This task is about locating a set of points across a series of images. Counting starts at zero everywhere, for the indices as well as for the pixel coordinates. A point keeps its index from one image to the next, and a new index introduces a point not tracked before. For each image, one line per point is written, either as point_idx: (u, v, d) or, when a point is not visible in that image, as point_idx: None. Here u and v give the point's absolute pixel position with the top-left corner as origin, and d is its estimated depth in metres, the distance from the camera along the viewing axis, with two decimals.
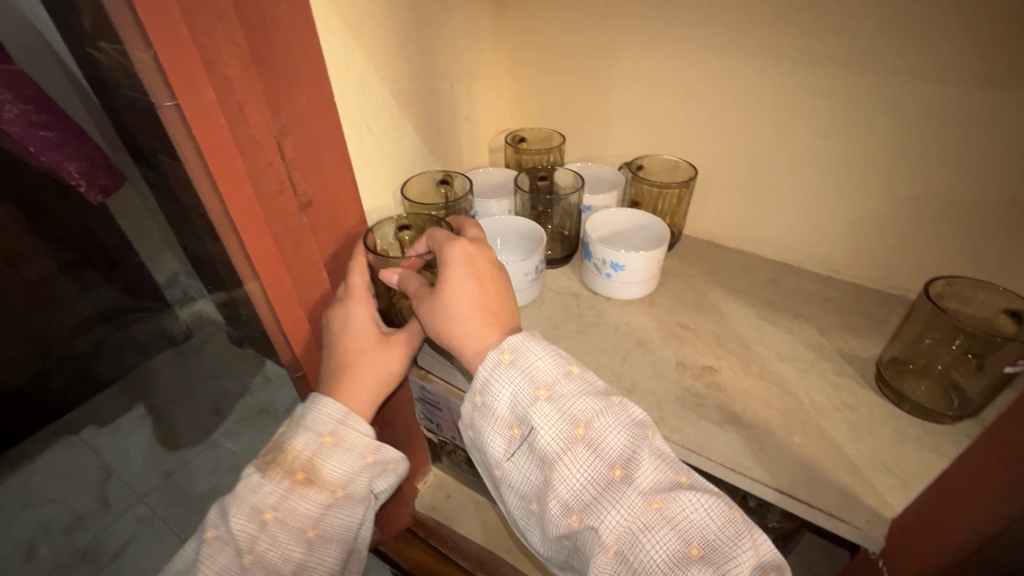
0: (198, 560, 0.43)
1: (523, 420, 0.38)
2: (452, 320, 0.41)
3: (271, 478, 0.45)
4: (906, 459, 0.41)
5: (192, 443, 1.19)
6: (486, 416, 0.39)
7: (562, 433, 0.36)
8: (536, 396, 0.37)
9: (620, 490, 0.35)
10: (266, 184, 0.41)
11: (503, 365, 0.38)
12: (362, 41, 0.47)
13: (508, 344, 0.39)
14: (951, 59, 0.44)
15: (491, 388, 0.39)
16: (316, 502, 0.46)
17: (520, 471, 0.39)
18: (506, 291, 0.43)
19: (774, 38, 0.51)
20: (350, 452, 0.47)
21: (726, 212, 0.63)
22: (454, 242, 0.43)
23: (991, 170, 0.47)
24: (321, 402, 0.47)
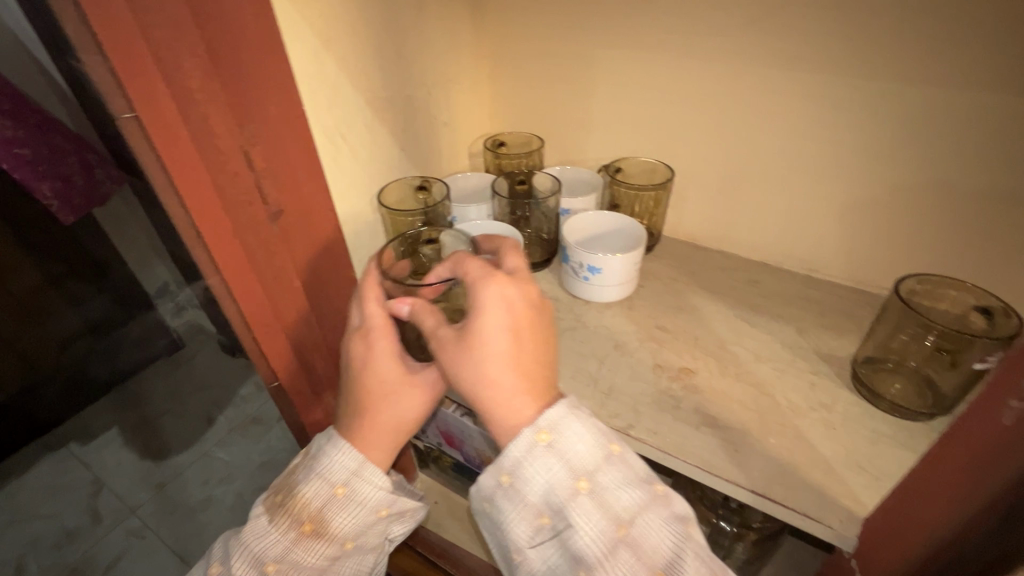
0: None
1: (557, 512, 0.35)
2: (482, 384, 0.36)
3: (278, 526, 0.43)
4: (881, 458, 0.41)
5: (183, 454, 1.18)
6: (514, 500, 0.36)
7: (605, 532, 0.34)
8: (577, 488, 0.35)
9: None
10: (234, 194, 0.41)
11: (540, 448, 0.35)
12: (334, 50, 0.47)
13: (546, 424, 0.36)
14: (918, 58, 0.45)
15: (526, 472, 0.36)
16: (321, 555, 0.43)
17: (548, 564, 0.36)
18: (545, 342, 0.38)
19: (746, 39, 0.51)
20: (363, 505, 0.45)
21: (705, 212, 0.64)
22: (486, 286, 0.37)
23: (960, 167, 0.47)
24: (336, 447, 0.44)
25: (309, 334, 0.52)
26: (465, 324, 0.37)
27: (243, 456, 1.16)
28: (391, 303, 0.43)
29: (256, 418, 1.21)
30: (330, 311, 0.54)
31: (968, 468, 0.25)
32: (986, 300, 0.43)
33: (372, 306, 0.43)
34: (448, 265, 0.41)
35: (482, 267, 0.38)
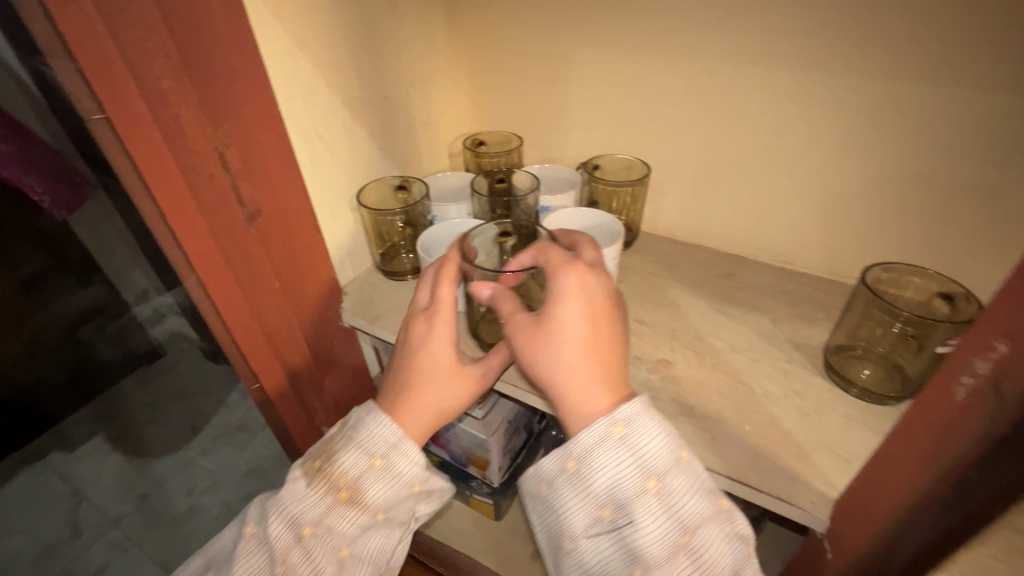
0: (234, 558, 0.42)
1: (621, 506, 0.36)
2: (558, 364, 0.39)
3: (317, 489, 0.43)
4: (851, 442, 0.42)
5: (166, 463, 1.16)
6: (579, 487, 0.37)
7: (667, 534, 0.35)
8: (646, 486, 0.36)
9: None
10: (210, 195, 0.41)
11: (615, 440, 0.36)
12: (309, 51, 0.47)
13: (624, 417, 0.37)
14: (879, 54, 0.46)
15: (598, 462, 0.37)
16: (354, 524, 0.43)
17: (598, 555, 0.37)
18: (617, 333, 0.41)
19: (715, 37, 0.52)
20: (398, 480, 0.44)
21: (682, 207, 0.65)
22: (572, 273, 0.40)
23: (923, 159, 0.49)
24: (375, 419, 0.45)
25: (289, 335, 0.52)
26: (545, 307, 0.40)
27: (227, 464, 1.14)
28: (471, 286, 0.45)
29: (242, 427, 1.20)
30: (311, 312, 0.54)
31: (934, 441, 0.25)
32: (950, 287, 0.44)
33: (444, 290, 0.46)
34: (531, 254, 0.44)
35: (563, 257, 0.42)
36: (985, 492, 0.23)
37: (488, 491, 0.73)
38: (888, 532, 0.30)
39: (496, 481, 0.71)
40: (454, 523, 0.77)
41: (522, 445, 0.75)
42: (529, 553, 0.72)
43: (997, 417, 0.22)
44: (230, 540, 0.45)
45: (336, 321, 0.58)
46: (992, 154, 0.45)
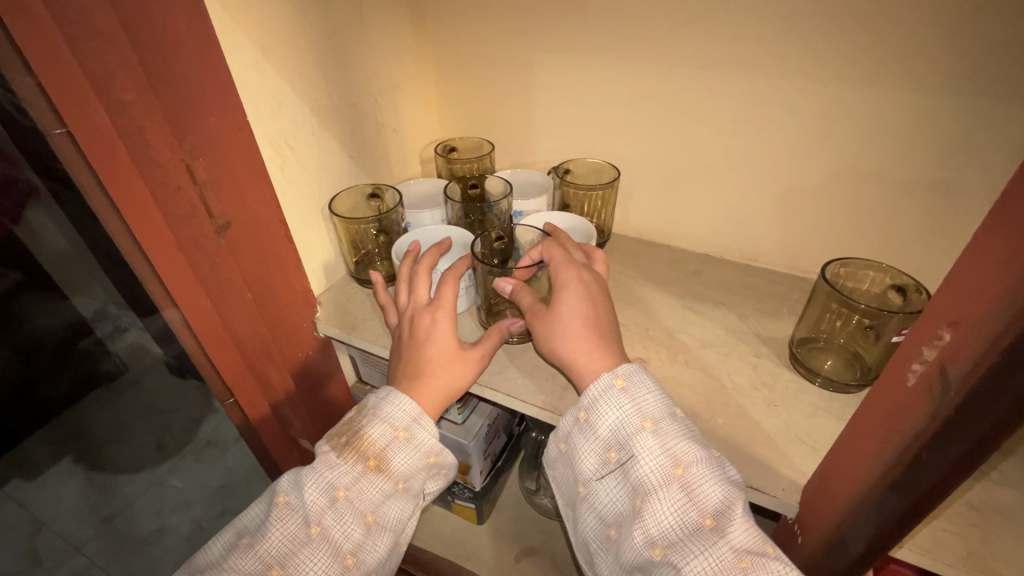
0: (268, 523, 0.41)
1: (623, 446, 0.40)
2: (570, 343, 0.44)
3: (346, 460, 0.43)
4: (816, 429, 0.44)
5: (132, 484, 1.13)
6: (587, 434, 0.41)
7: (662, 468, 0.38)
8: (642, 426, 0.39)
9: (710, 539, 0.35)
10: (176, 207, 0.40)
11: (615, 390, 0.41)
12: (275, 59, 0.47)
13: (622, 371, 0.41)
14: (832, 60, 0.48)
15: (601, 408, 0.41)
16: (380, 491, 0.44)
17: (609, 494, 0.40)
18: (611, 315, 0.47)
19: (677, 46, 0.54)
20: (418, 451, 0.46)
21: (650, 209, 0.66)
22: (571, 268, 0.47)
23: (875, 159, 0.51)
24: (397, 395, 0.46)
25: (263, 346, 0.51)
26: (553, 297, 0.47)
27: (198, 480, 1.10)
28: (493, 283, 0.49)
29: (212, 441, 1.15)
30: (286, 323, 0.53)
31: (886, 412, 0.27)
32: (904, 279, 0.47)
33: (446, 288, 0.49)
34: (537, 247, 0.50)
35: (563, 253, 0.49)
36: (933, 472, 0.24)
37: (470, 496, 0.73)
38: (844, 517, 0.32)
39: (478, 485, 0.71)
40: (436, 528, 0.77)
41: (502, 448, 0.75)
42: (512, 555, 0.73)
43: (943, 400, 0.23)
44: (257, 513, 0.44)
45: (310, 330, 0.57)
46: (935, 153, 0.48)
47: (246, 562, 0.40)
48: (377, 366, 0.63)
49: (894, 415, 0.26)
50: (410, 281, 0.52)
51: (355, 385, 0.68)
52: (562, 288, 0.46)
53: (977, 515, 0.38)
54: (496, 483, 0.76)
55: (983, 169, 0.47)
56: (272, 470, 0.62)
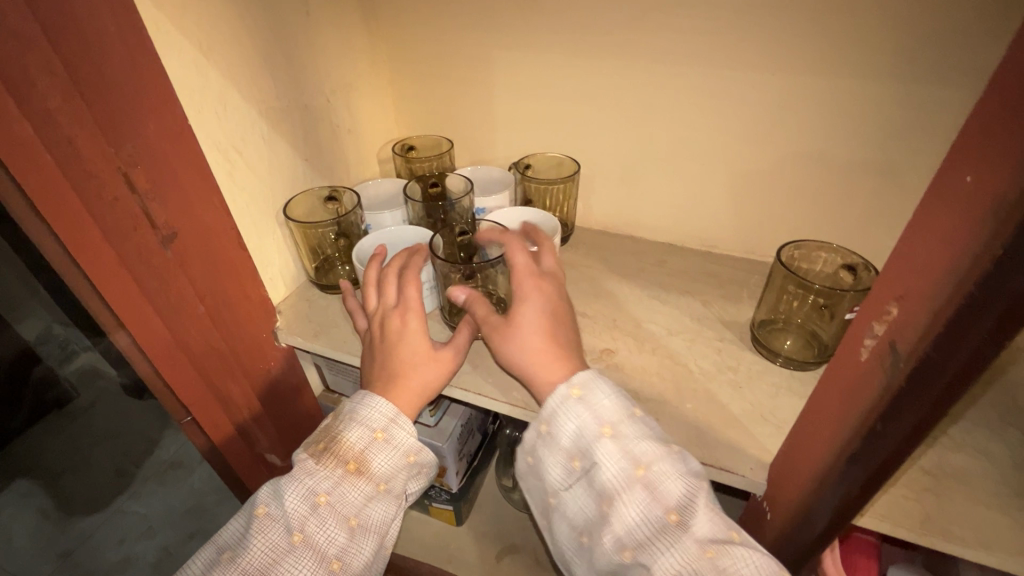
0: (248, 537, 0.40)
1: (585, 454, 0.40)
2: (525, 353, 0.44)
3: (325, 465, 0.42)
4: (780, 408, 0.46)
5: (90, 514, 1.05)
6: (550, 446, 0.41)
7: (624, 471, 0.38)
8: (601, 433, 0.39)
9: (676, 534, 0.36)
10: (114, 219, 0.38)
11: (572, 400, 0.40)
12: (217, 61, 0.45)
13: (578, 379, 0.41)
14: (778, 50, 0.50)
15: (560, 418, 0.41)
16: (361, 494, 0.42)
17: (578, 502, 0.40)
18: (570, 326, 0.47)
19: (630, 40, 0.55)
20: (398, 451, 0.45)
21: (612, 201, 0.67)
22: (532, 278, 0.47)
23: (822, 144, 0.53)
24: (371, 398, 0.45)
25: (221, 361, 0.49)
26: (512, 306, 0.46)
27: (163, 505, 1.05)
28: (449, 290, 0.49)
29: (176, 463, 1.12)
30: (246, 335, 0.51)
31: (842, 389, 0.28)
32: (852, 259, 0.49)
33: (410, 289, 0.49)
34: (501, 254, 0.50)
35: (526, 263, 0.48)
36: (888, 441, 0.25)
37: (447, 498, 0.72)
38: (810, 492, 0.32)
39: (455, 487, 0.70)
40: (415, 533, 0.76)
41: (478, 447, 0.75)
42: (493, 553, 0.73)
43: (894, 371, 0.24)
44: (237, 527, 0.42)
45: (271, 341, 0.55)
46: (876, 137, 0.51)
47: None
48: (346, 374, 0.61)
49: (849, 392, 0.27)
50: (376, 287, 0.51)
51: (322, 393, 0.65)
52: (520, 296, 0.46)
53: (931, 480, 0.40)
54: (473, 483, 0.76)
55: (921, 149, 0.50)
56: (238, 489, 0.60)
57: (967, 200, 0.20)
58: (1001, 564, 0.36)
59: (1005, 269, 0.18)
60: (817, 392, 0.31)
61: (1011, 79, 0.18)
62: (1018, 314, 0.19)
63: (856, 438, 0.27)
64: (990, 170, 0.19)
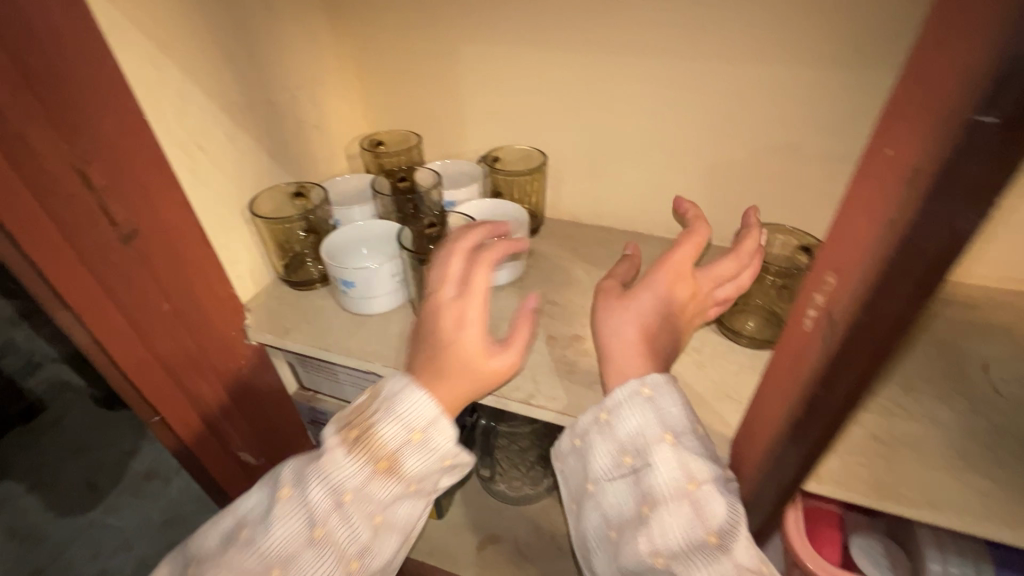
0: (270, 519, 0.40)
1: (640, 453, 0.38)
2: (616, 337, 0.43)
3: (355, 460, 0.41)
4: (742, 385, 0.48)
5: (61, 531, 1.02)
6: (606, 435, 0.40)
7: (676, 481, 0.37)
8: (663, 438, 0.38)
9: (713, 555, 0.35)
10: (72, 215, 0.38)
11: (641, 397, 0.39)
12: (175, 56, 0.44)
13: (650, 379, 0.40)
14: (733, 40, 0.52)
15: (625, 410, 0.40)
16: (387, 494, 0.41)
17: (617, 496, 0.39)
18: (668, 334, 0.45)
19: (591, 31, 0.56)
20: (434, 453, 0.42)
21: (581, 192, 0.68)
22: (681, 280, 0.45)
23: (778, 132, 0.55)
24: (413, 391, 0.42)
25: (189, 359, 0.49)
26: (635, 292, 0.44)
27: (139, 517, 1.03)
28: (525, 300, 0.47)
29: (152, 474, 1.09)
30: (214, 333, 0.51)
31: (787, 359, 0.29)
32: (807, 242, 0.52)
33: (478, 274, 0.44)
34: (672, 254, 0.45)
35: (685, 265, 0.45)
36: (832, 403, 0.27)
37: None
38: (765, 460, 0.34)
39: None
40: None
41: (469, 439, 0.77)
42: (475, 544, 0.74)
43: (829, 338, 0.25)
44: (258, 502, 0.43)
45: (241, 339, 0.55)
46: (827, 124, 0.53)
47: (246, 557, 0.40)
48: (325, 372, 0.60)
49: (793, 362, 0.29)
50: (447, 250, 0.45)
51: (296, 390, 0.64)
52: (638, 287, 0.45)
53: (884, 447, 0.42)
54: None
55: (870, 135, 0.52)
56: (213, 490, 0.60)
57: (889, 171, 0.21)
58: (947, 522, 0.38)
59: (919, 233, 0.20)
60: (768, 366, 0.33)
61: (921, 59, 0.20)
62: (933, 275, 0.21)
63: (801, 405, 0.28)
64: (905, 143, 0.20)
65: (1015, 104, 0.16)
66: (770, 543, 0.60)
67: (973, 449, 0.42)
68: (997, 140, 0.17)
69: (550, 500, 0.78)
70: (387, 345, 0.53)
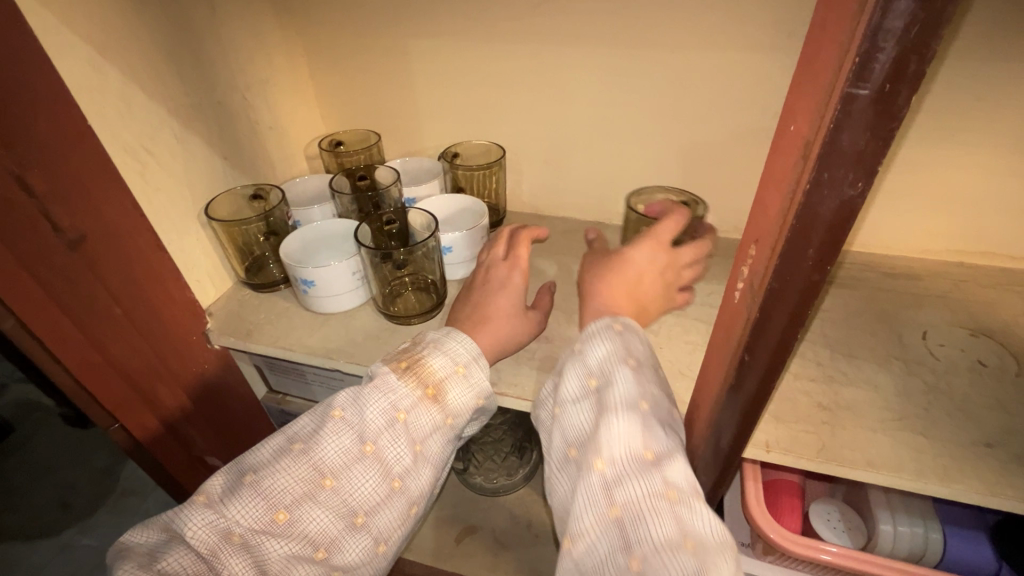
0: (321, 433, 0.40)
1: (605, 376, 0.40)
2: (604, 288, 0.48)
3: (406, 383, 0.42)
4: (696, 363, 0.50)
5: (34, 553, 0.99)
6: (577, 361, 0.42)
7: (631, 399, 0.38)
8: (625, 363, 0.40)
9: (650, 471, 0.36)
10: (12, 222, 0.38)
11: (613, 330, 0.42)
12: (117, 59, 0.44)
13: (621, 320, 0.43)
14: (674, 30, 0.53)
15: (595, 339, 0.42)
16: (431, 421, 0.42)
17: (578, 419, 0.40)
18: (652, 288, 0.50)
19: (537, 25, 0.57)
20: (471, 389, 0.44)
21: (540, 184, 0.69)
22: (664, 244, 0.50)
23: (723, 118, 0.57)
24: (458, 334, 0.45)
25: (146, 363, 0.49)
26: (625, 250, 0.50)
27: (116, 533, 1.01)
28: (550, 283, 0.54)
29: (128, 488, 1.07)
30: (171, 337, 0.51)
31: (723, 332, 0.31)
32: (686, 197, 0.57)
33: (521, 248, 0.52)
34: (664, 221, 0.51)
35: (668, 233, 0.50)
36: (756, 368, 0.29)
37: None
38: (714, 432, 0.35)
39: None
40: None
41: None
42: (453, 536, 0.74)
43: (751, 308, 0.27)
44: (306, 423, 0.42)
45: (203, 343, 0.55)
46: (767, 108, 0.55)
47: (299, 468, 0.39)
48: (295, 378, 0.61)
49: (728, 333, 0.30)
50: (495, 236, 0.56)
51: (266, 394, 0.64)
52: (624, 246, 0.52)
53: (828, 413, 0.44)
54: None
55: None
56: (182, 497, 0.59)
57: (791, 145, 0.22)
58: (886, 480, 0.40)
59: (814, 201, 0.21)
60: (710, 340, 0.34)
61: (813, 38, 0.21)
62: (828, 241, 0.22)
63: (734, 373, 0.30)
64: (802, 119, 0.21)
65: (885, 77, 0.17)
66: (737, 516, 0.62)
67: (909, 410, 0.44)
68: (871, 111, 0.18)
69: (527, 489, 0.79)
70: (351, 342, 0.53)
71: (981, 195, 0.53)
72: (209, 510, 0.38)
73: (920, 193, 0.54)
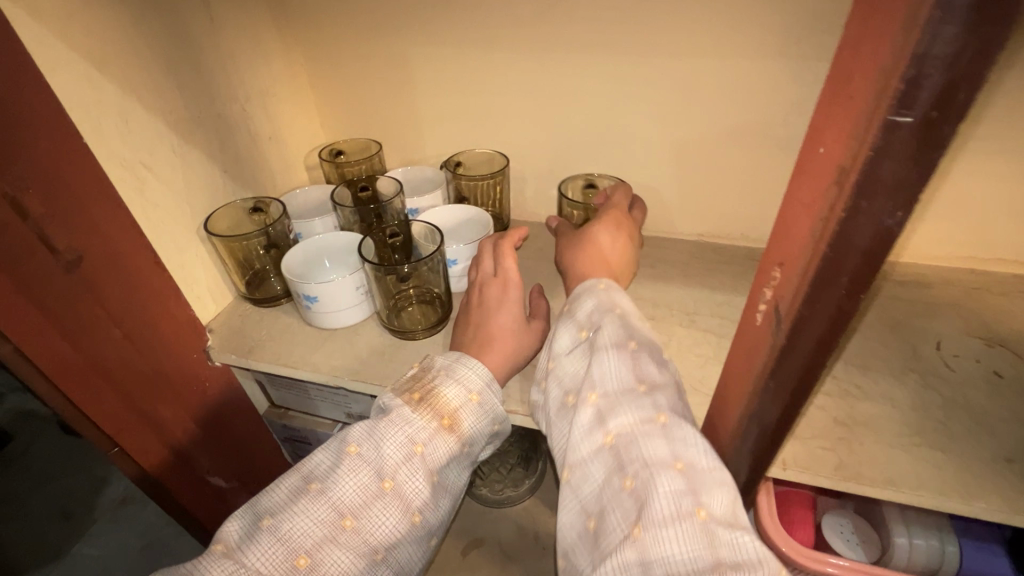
0: (339, 472, 0.39)
1: (594, 325, 0.40)
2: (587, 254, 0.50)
3: (421, 416, 0.41)
4: (708, 377, 0.49)
5: (33, 564, 0.98)
6: (567, 319, 0.43)
7: (620, 337, 0.38)
8: (612, 309, 0.41)
9: (641, 398, 0.35)
10: (9, 245, 0.36)
11: (599, 287, 0.43)
12: (113, 74, 0.43)
13: (606, 281, 0.44)
14: (682, 37, 0.52)
15: (582, 299, 0.43)
16: (448, 452, 0.41)
17: (571, 368, 0.40)
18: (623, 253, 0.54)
19: (542, 32, 0.56)
20: (487, 416, 0.44)
21: (544, 192, 0.68)
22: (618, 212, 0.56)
23: (731, 126, 0.56)
24: (470, 360, 0.45)
25: (146, 383, 0.47)
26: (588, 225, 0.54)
27: (116, 543, 0.99)
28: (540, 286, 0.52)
29: (127, 497, 1.06)
30: (170, 355, 0.50)
31: (741, 355, 0.30)
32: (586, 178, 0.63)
33: (506, 260, 0.51)
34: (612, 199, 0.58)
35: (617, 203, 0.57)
36: (780, 393, 0.28)
37: None
38: (731, 453, 0.35)
39: None
40: None
41: None
42: (459, 549, 0.73)
43: (777, 335, 0.26)
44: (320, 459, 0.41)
45: (203, 360, 0.54)
46: (776, 116, 0.54)
47: (318, 510, 0.37)
48: (297, 394, 0.59)
49: (748, 356, 0.29)
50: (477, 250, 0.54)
51: (267, 410, 0.63)
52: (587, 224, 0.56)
53: (844, 429, 0.43)
54: None
55: None
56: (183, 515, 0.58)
57: (820, 169, 0.21)
58: (906, 498, 0.40)
59: (850, 228, 0.20)
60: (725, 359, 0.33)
61: (841, 59, 0.20)
62: (862, 268, 0.21)
63: (757, 397, 0.29)
64: (831, 142, 0.20)
65: (932, 104, 0.16)
66: None
67: (927, 424, 0.43)
68: (915, 139, 0.17)
69: (533, 500, 0.78)
70: (354, 358, 0.52)
71: (995, 203, 0.52)
72: (228, 559, 0.36)
73: (932, 201, 0.54)
